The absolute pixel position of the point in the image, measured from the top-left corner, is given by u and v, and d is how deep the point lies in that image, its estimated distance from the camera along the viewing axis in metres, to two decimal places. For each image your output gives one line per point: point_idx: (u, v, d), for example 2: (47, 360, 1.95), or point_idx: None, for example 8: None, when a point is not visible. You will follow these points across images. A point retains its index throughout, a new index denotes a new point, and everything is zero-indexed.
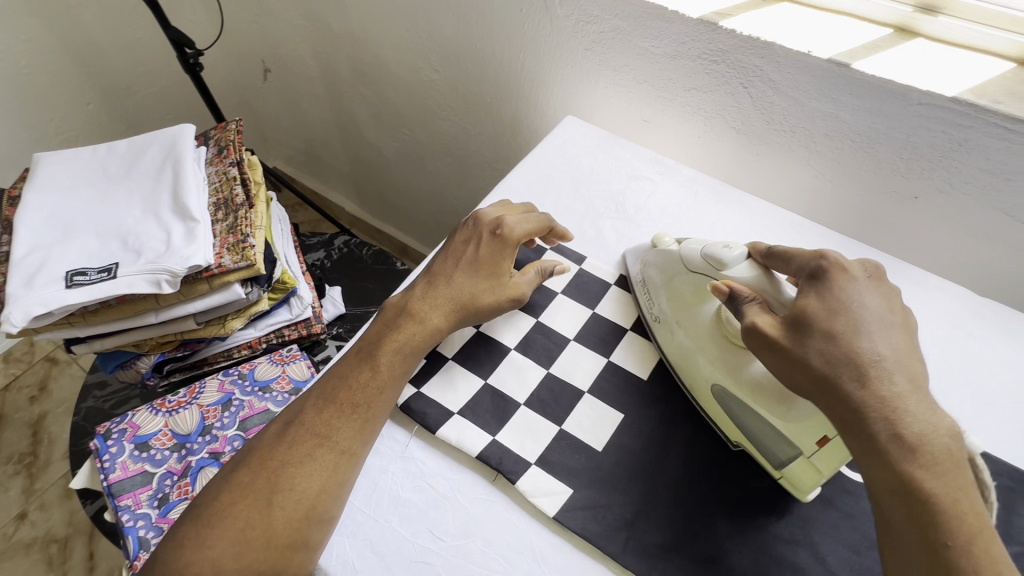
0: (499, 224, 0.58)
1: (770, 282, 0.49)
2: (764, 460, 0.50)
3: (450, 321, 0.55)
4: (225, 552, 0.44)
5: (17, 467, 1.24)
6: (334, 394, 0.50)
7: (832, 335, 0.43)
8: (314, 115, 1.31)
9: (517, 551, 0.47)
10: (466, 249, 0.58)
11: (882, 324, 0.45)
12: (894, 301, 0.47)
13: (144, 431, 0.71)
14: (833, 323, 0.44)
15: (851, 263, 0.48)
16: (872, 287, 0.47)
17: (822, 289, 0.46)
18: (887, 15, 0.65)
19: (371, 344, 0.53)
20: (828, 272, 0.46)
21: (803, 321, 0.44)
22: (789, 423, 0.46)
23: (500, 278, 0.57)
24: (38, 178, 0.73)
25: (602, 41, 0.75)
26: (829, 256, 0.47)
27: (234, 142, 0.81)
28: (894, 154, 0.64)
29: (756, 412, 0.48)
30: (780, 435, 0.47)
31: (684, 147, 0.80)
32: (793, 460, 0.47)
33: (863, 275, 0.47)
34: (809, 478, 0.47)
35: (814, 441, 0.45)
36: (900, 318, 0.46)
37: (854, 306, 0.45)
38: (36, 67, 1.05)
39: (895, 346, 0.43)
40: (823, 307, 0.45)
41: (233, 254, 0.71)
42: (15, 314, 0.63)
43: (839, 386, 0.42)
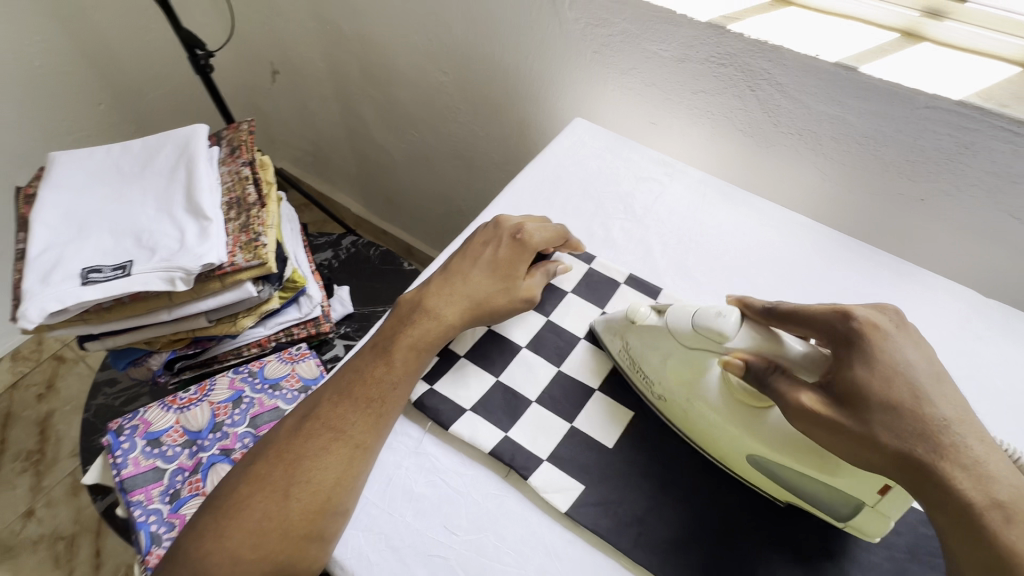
0: (519, 228, 0.60)
1: (776, 343, 0.45)
2: (824, 514, 0.48)
3: (463, 319, 0.56)
4: (242, 543, 0.44)
5: (24, 465, 1.25)
6: (349, 386, 0.51)
7: (891, 406, 0.40)
8: (322, 117, 1.32)
9: (530, 546, 0.48)
10: (485, 250, 0.59)
11: (932, 377, 0.41)
12: (929, 345, 0.44)
13: (155, 427, 0.72)
14: (887, 392, 0.40)
15: (874, 313, 0.44)
16: (910, 340, 0.43)
17: (865, 356, 0.42)
18: (893, 19, 0.66)
19: (387, 338, 0.54)
20: (864, 335, 0.42)
21: (855, 395, 0.40)
22: (846, 482, 0.43)
23: (515, 279, 0.58)
24: (54, 176, 0.74)
25: (611, 44, 0.76)
26: (854, 314, 0.44)
27: (246, 142, 0.82)
28: (900, 157, 0.65)
29: (811, 476, 0.44)
30: (838, 492, 0.44)
31: (691, 150, 0.80)
32: (858, 511, 0.45)
33: (895, 327, 0.43)
34: (878, 524, 0.45)
35: (874, 495, 0.43)
36: (940, 365, 0.42)
37: (902, 368, 0.41)
38: (49, 67, 1.06)
39: (953, 399, 0.40)
40: (872, 375, 0.41)
41: (245, 253, 0.71)
42: (32, 310, 0.64)
43: (914, 459, 0.38)
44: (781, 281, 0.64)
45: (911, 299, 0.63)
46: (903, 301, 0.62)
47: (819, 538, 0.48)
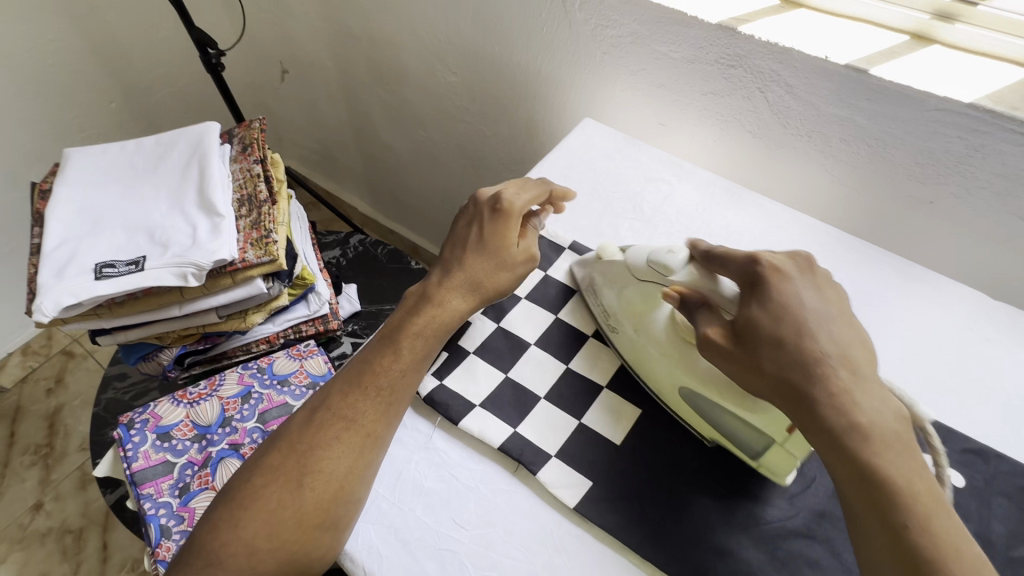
0: (497, 199, 0.57)
1: (709, 282, 0.49)
2: (739, 454, 0.51)
3: (469, 301, 0.55)
4: (258, 533, 0.45)
5: (33, 458, 1.26)
6: (358, 377, 0.51)
7: (777, 342, 0.43)
8: (331, 116, 1.33)
9: (538, 541, 0.48)
10: (469, 231, 0.57)
11: (824, 317, 0.45)
12: (833, 291, 0.47)
13: (166, 421, 0.73)
14: (776, 328, 0.44)
15: (781, 259, 0.47)
16: (809, 284, 0.46)
17: (763, 296, 0.45)
18: (903, 22, 0.66)
19: (392, 329, 0.54)
20: (766, 279, 0.46)
21: (750, 332, 0.44)
22: (755, 414, 0.47)
23: (508, 249, 0.56)
24: (68, 172, 0.75)
25: (620, 45, 0.77)
26: (762, 259, 0.47)
27: (258, 140, 0.82)
28: (910, 159, 0.65)
29: (723, 407, 0.49)
30: (749, 428, 0.48)
31: (699, 150, 0.81)
32: (768, 449, 0.48)
33: (798, 272, 0.46)
34: (785, 465, 0.48)
35: (782, 431, 0.46)
36: (842, 314, 0.46)
37: (795, 308, 0.44)
38: (63, 65, 1.07)
39: (839, 339, 0.44)
40: (767, 314, 0.44)
41: (256, 250, 0.72)
42: (47, 304, 0.65)
43: (793, 388, 0.43)
44: None
45: (919, 301, 0.63)
46: (912, 303, 0.62)
47: (826, 536, 0.48)
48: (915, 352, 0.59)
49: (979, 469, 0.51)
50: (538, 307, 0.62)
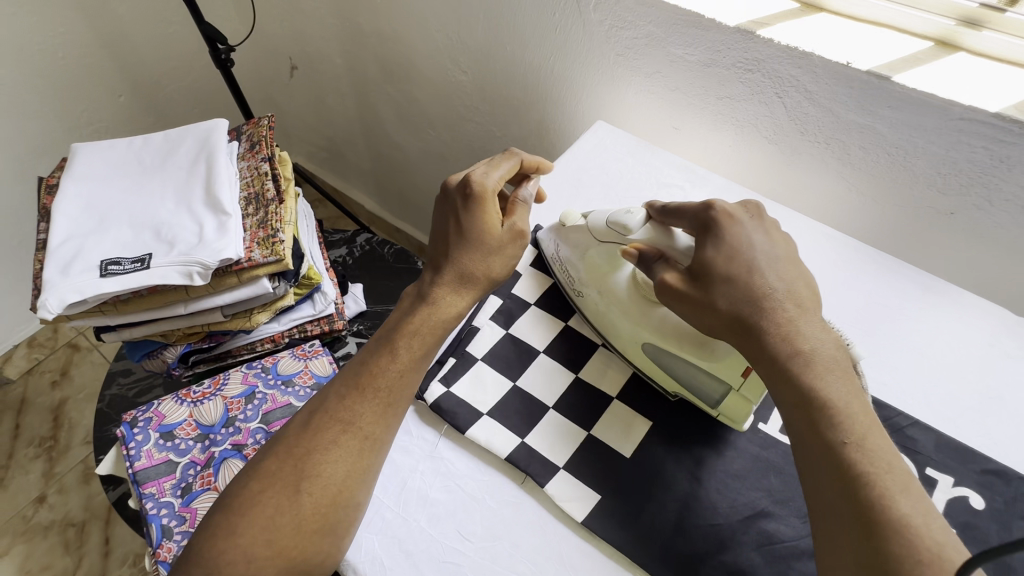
0: (466, 183, 0.53)
1: (665, 235, 0.53)
2: (698, 405, 0.54)
3: (466, 293, 0.53)
4: (256, 539, 0.43)
5: (38, 451, 1.27)
6: (355, 379, 0.49)
7: (730, 278, 0.47)
8: (339, 113, 1.32)
9: (545, 555, 0.47)
10: (447, 222, 0.54)
11: (772, 257, 0.49)
12: (780, 235, 0.51)
13: (169, 420, 0.72)
14: (727, 267, 0.47)
15: (734, 208, 0.51)
16: (758, 228, 0.50)
17: (716, 239, 0.49)
18: (929, 28, 0.64)
19: (389, 330, 0.52)
20: (719, 222, 0.50)
21: (705, 271, 0.48)
22: (715, 360, 0.51)
23: (492, 232, 0.53)
24: (76, 168, 0.74)
25: (635, 47, 0.75)
26: (716, 205, 0.51)
27: (267, 138, 0.81)
28: (932, 170, 0.63)
29: (686, 357, 0.52)
30: (710, 375, 0.51)
31: (713, 156, 0.79)
32: (725, 396, 0.51)
33: (748, 218, 0.51)
34: (742, 410, 0.51)
35: (739, 373, 0.50)
36: (783, 248, 0.50)
37: (745, 248, 0.48)
38: (72, 58, 1.07)
39: (784, 275, 0.48)
40: (719, 254, 0.48)
41: (263, 249, 0.71)
42: (52, 301, 0.64)
43: (744, 322, 0.46)
44: None
45: (939, 315, 0.61)
46: (931, 317, 0.61)
47: None
48: (934, 368, 0.58)
49: (1000, 491, 0.50)
50: (547, 314, 0.61)
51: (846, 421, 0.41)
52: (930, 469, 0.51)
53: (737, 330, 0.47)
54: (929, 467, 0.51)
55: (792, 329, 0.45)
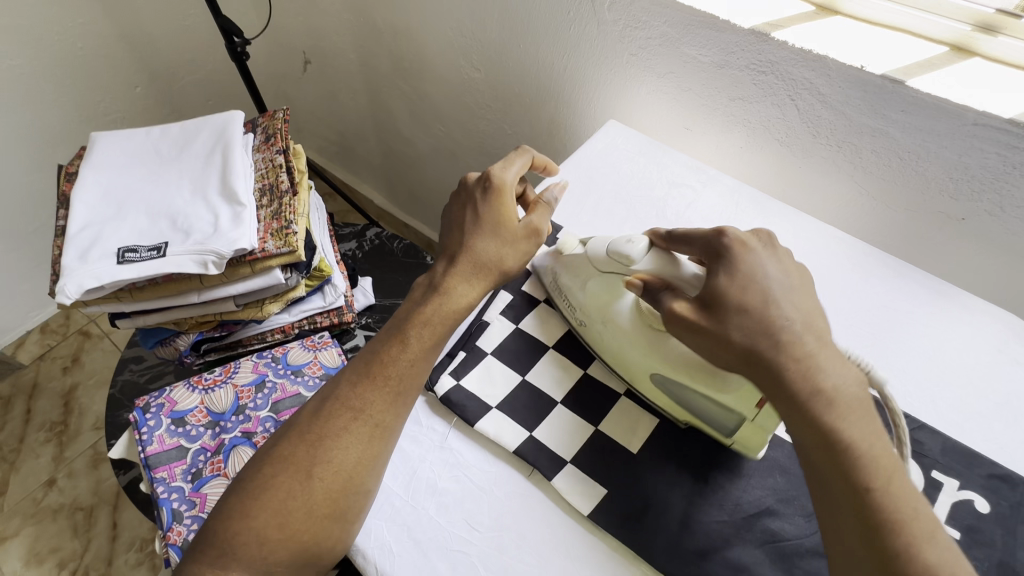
0: (486, 176, 0.56)
1: (670, 264, 0.50)
2: (713, 432, 0.52)
3: (477, 284, 0.53)
4: (268, 522, 0.44)
5: (48, 435, 1.28)
6: (366, 367, 0.50)
7: (745, 309, 0.44)
8: (351, 108, 1.33)
9: (551, 546, 0.48)
10: (464, 213, 0.56)
11: (786, 288, 0.46)
12: (792, 264, 0.48)
13: (181, 406, 0.73)
14: (742, 299, 0.45)
15: (746, 234, 0.48)
16: (771, 257, 0.47)
17: (729, 268, 0.46)
18: (944, 33, 0.64)
19: (400, 320, 0.52)
20: (731, 250, 0.47)
21: (717, 301, 0.45)
22: (727, 393, 0.48)
23: (508, 224, 0.55)
24: (95, 156, 0.75)
25: (648, 47, 0.76)
26: (728, 232, 0.48)
27: (282, 130, 0.82)
28: (944, 175, 0.63)
29: (697, 388, 0.50)
30: (722, 407, 0.49)
31: (723, 158, 0.80)
32: (741, 426, 0.50)
33: (761, 245, 0.48)
34: (758, 439, 0.50)
35: (754, 406, 0.48)
36: (797, 279, 0.47)
37: (759, 278, 0.46)
38: (91, 49, 1.09)
39: (800, 307, 0.45)
40: (732, 282, 0.46)
41: (276, 240, 0.72)
42: (70, 286, 0.66)
43: (760, 357, 0.44)
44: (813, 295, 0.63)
45: (949, 320, 0.61)
46: (940, 322, 0.61)
47: None
48: (941, 372, 0.58)
49: (1006, 495, 0.50)
50: (556, 310, 0.61)
51: (852, 421, 0.42)
52: (936, 472, 0.51)
53: (753, 364, 0.44)
54: (935, 470, 0.51)
55: (812, 365, 0.43)
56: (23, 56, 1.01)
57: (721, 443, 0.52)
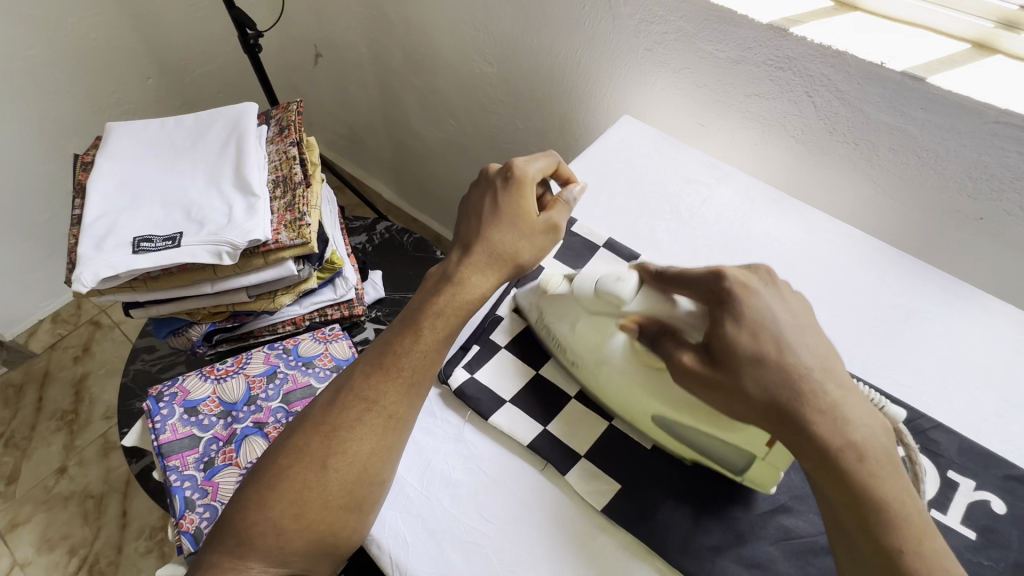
0: (508, 167, 0.56)
1: (665, 304, 0.48)
2: (726, 468, 0.50)
3: (491, 275, 0.53)
4: (285, 512, 0.45)
5: (59, 424, 1.30)
6: (380, 359, 0.50)
7: (759, 360, 0.42)
8: (362, 101, 1.33)
9: (564, 540, 0.48)
10: (483, 202, 0.56)
11: (796, 330, 0.44)
12: (798, 300, 0.46)
13: (193, 396, 0.74)
14: (753, 347, 0.42)
15: (745, 274, 0.45)
16: (776, 296, 0.45)
17: (735, 313, 0.44)
18: (966, 30, 0.63)
19: (413, 311, 0.52)
20: (732, 294, 0.44)
21: (729, 353, 0.43)
22: (734, 433, 0.46)
23: (526, 218, 0.55)
24: (110, 146, 0.76)
25: (663, 42, 0.75)
26: (727, 274, 0.45)
27: (295, 123, 0.82)
28: (962, 173, 0.63)
29: (704, 430, 0.47)
30: (731, 446, 0.47)
31: (737, 155, 0.79)
32: (751, 464, 0.47)
33: (763, 284, 0.45)
34: (768, 476, 0.47)
35: (764, 445, 0.45)
36: (807, 320, 0.45)
37: (769, 322, 0.43)
38: (104, 40, 1.09)
39: (816, 350, 0.43)
40: (742, 331, 0.43)
41: (290, 232, 0.72)
42: (86, 274, 0.66)
43: (783, 413, 0.42)
44: (828, 293, 0.63)
45: (966, 320, 0.61)
46: (956, 322, 0.60)
47: None
48: (957, 372, 0.57)
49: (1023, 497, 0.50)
50: None
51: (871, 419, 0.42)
52: (952, 472, 0.51)
53: (777, 420, 0.42)
54: (951, 470, 0.51)
55: (838, 417, 0.41)
56: (38, 46, 1.02)
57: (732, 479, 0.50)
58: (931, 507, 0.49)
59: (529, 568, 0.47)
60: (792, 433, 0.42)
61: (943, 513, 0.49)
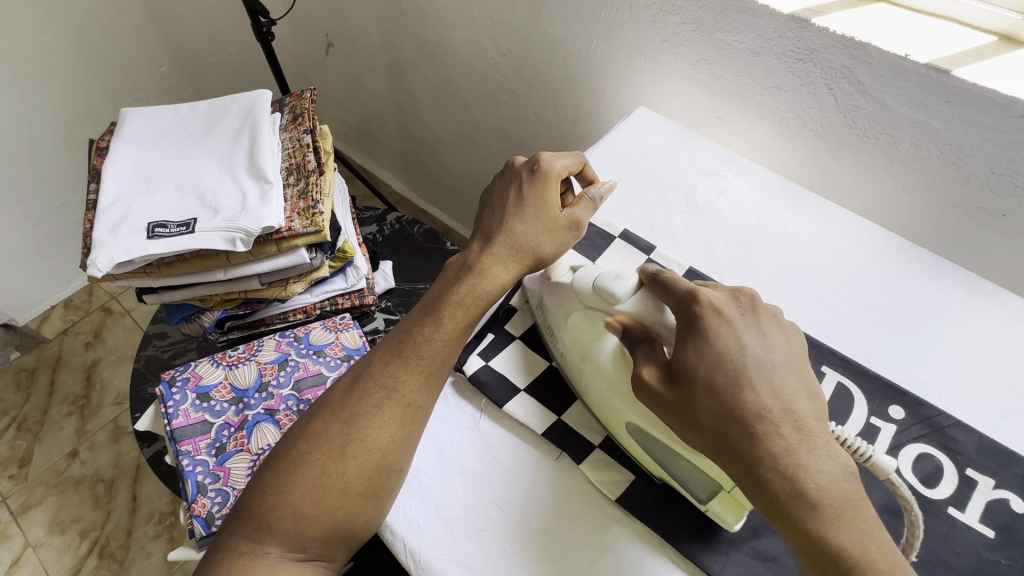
0: (535, 161, 0.57)
1: (655, 308, 0.49)
2: (688, 495, 0.49)
3: (511, 266, 0.54)
4: (304, 498, 0.45)
5: (71, 409, 1.31)
6: (399, 347, 0.50)
7: (714, 390, 0.42)
8: (373, 91, 1.32)
9: (577, 530, 0.48)
10: (509, 193, 0.57)
11: (769, 364, 0.43)
12: (778, 334, 0.45)
13: (205, 382, 0.74)
14: (710, 374, 0.43)
15: (722, 299, 0.46)
16: (751, 326, 0.45)
17: (699, 339, 0.44)
18: (993, 22, 0.62)
19: (434, 299, 0.53)
20: (701, 318, 0.45)
21: (683, 377, 0.43)
22: (698, 460, 0.45)
23: (549, 212, 0.56)
24: (125, 131, 0.76)
25: (682, 33, 0.74)
26: (701, 296, 0.46)
27: (309, 110, 0.82)
28: (985, 169, 0.62)
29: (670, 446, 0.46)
30: (699, 473, 0.46)
31: (755, 148, 0.78)
32: (715, 496, 0.46)
33: (739, 312, 0.45)
34: (731, 511, 0.46)
35: (726, 478, 0.44)
36: (785, 357, 0.44)
37: (735, 354, 0.43)
38: (118, 27, 1.09)
39: (782, 390, 0.42)
40: (700, 358, 0.43)
41: (302, 220, 0.73)
42: (101, 259, 0.66)
43: (727, 445, 0.41)
44: (846, 289, 0.62)
45: (986, 318, 0.60)
46: (977, 320, 0.60)
47: None
48: (977, 370, 0.57)
49: None
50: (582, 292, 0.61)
51: None
52: (970, 470, 0.50)
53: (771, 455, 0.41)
54: (969, 468, 0.51)
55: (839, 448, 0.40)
56: (52, 32, 1.02)
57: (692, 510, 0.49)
58: (948, 505, 0.49)
59: (541, 557, 0.47)
60: (811, 425, 0.41)
61: (960, 511, 0.49)
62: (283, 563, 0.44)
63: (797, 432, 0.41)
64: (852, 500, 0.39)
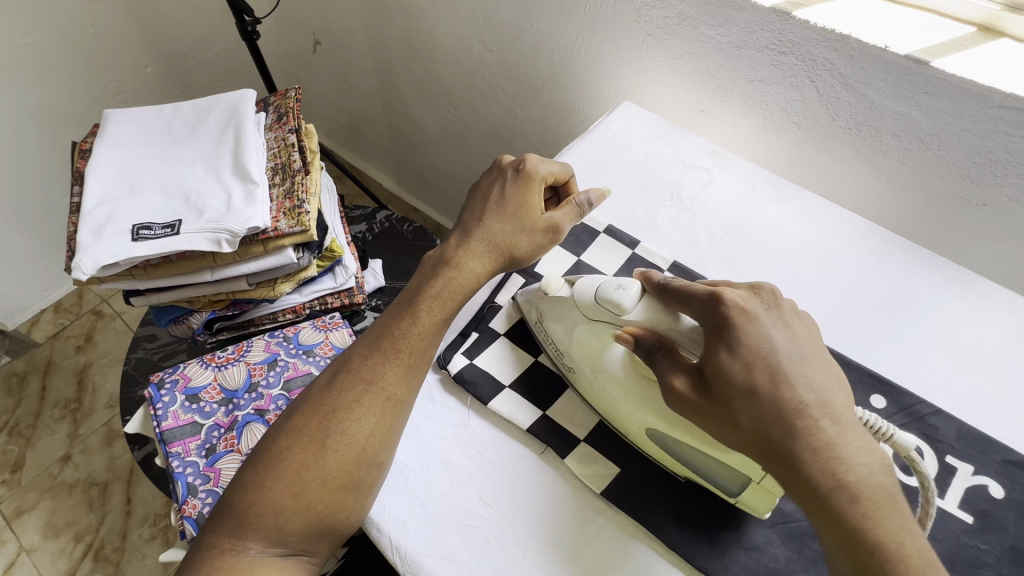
0: (520, 161, 0.58)
1: (668, 315, 0.46)
2: (716, 492, 0.49)
3: (486, 261, 0.54)
4: (283, 493, 0.45)
5: (63, 412, 1.31)
6: (377, 340, 0.50)
7: (752, 391, 0.42)
8: (362, 88, 1.31)
9: (563, 523, 0.49)
10: (491, 190, 0.57)
11: (797, 359, 0.43)
12: (802, 326, 0.45)
13: (194, 383, 0.74)
14: (748, 376, 0.42)
15: (746, 296, 0.45)
16: (777, 321, 0.45)
17: (730, 340, 0.43)
18: (970, 13, 0.63)
19: (412, 292, 0.53)
20: (730, 321, 0.43)
21: (716, 382, 0.43)
22: (728, 456, 0.45)
23: (529, 213, 0.56)
24: (108, 133, 0.75)
25: (664, 26, 0.74)
26: (726, 297, 0.44)
27: (294, 109, 0.81)
28: (966, 160, 0.62)
29: (694, 446, 0.46)
30: (727, 467, 0.46)
31: (740, 140, 0.78)
32: (745, 489, 0.47)
33: (764, 309, 0.45)
34: (762, 501, 0.47)
35: (757, 470, 0.44)
36: (808, 346, 0.45)
37: (766, 352, 0.43)
38: (102, 27, 1.08)
39: (814, 382, 0.43)
40: (735, 360, 0.43)
41: (289, 220, 0.72)
42: (86, 262, 0.66)
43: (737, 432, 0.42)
44: (828, 280, 0.63)
45: (963, 306, 0.60)
46: (957, 309, 0.60)
47: None
48: (956, 357, 0.57)
49: (1021, 481, 0.50)
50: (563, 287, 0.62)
51: None
52: (950, 457, 0.51)
53: (758, 442, 0.42)
54: (950, 455, 0.51)
55: (816, 437, 0.41)
56: (35, 33, 1.01)
57: (674, 501, 0.49)
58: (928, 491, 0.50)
59: (529, 551, 0.47)
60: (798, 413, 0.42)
61: (941, 498, 0.49)
62: (263, 559, 0.44)
63: (781, 419, 0.41)
64: (832, 485, 0.40)
